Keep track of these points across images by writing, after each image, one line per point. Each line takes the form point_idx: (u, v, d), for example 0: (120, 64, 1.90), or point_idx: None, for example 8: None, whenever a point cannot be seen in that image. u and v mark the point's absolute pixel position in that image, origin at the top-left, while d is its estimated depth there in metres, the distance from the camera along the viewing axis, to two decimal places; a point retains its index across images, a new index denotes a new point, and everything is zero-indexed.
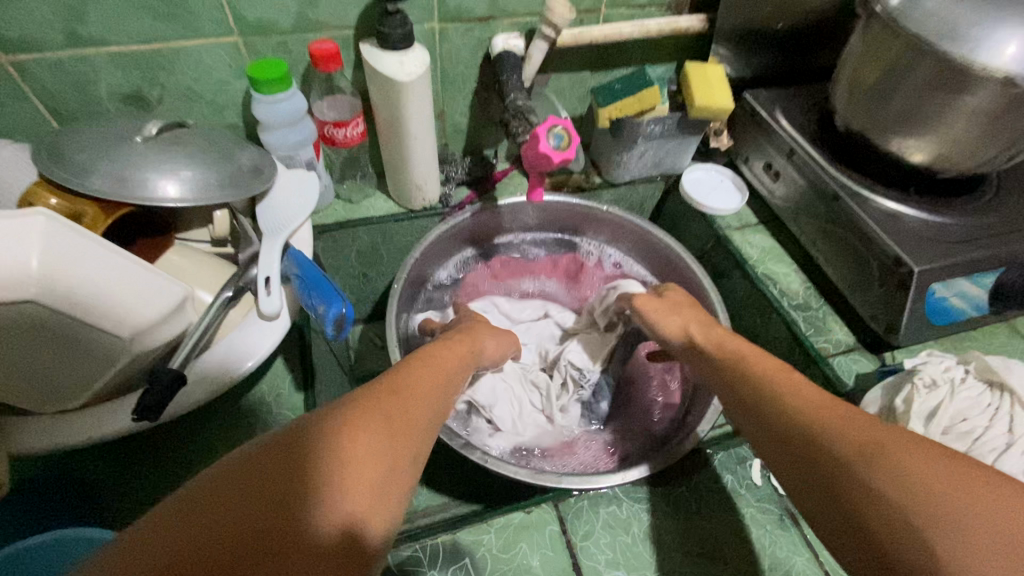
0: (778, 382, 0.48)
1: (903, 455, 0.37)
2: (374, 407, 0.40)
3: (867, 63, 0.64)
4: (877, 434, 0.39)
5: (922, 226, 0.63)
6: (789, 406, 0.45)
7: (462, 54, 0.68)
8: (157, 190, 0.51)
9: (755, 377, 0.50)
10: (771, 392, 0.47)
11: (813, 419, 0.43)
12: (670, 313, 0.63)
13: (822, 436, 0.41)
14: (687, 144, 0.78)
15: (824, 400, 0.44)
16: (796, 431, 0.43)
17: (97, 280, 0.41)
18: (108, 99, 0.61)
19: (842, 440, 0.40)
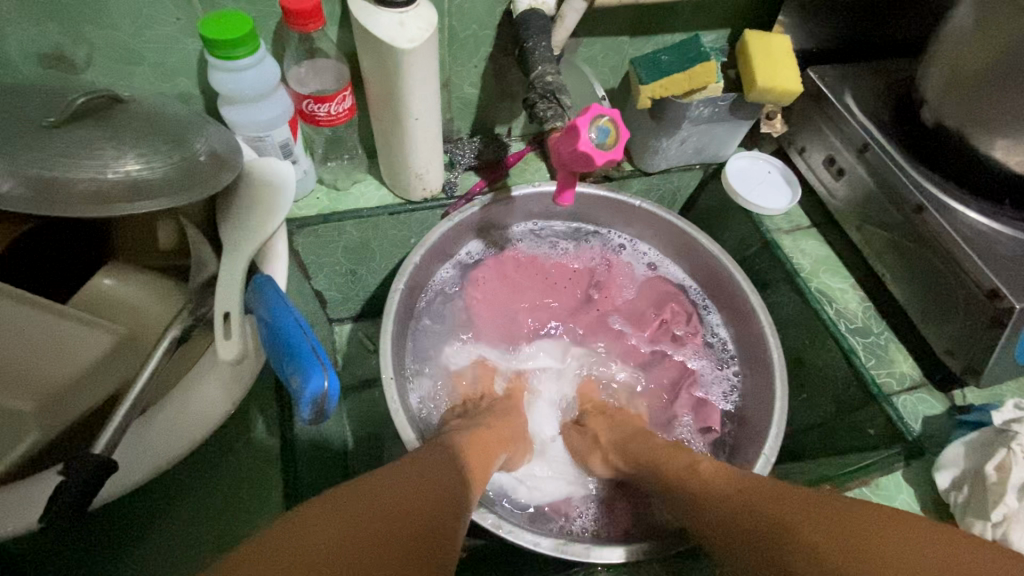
0: (687, 476, 0.47)
1: (802, 528, 0.37)
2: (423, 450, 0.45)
3: (970, 46, 0.52)
4: (774, 507, 0.40)
5: (1018, 248, 0.54)
6: (707, 490, 0.45)
7: (476, 10, 0.55)
8: (80, 195, 0.38)
9: (671, 477, 0.49)
10: (692, 484, 0.47)
11: (727, 499, 0.43)
12: (590, 445, 0.58)
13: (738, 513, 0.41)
14: (736, 129, 0.66)
15: (730, 481, 0.44)
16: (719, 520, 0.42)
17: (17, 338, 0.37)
18: (19, 60, 0.47)
19: (756, 509, 0.40)
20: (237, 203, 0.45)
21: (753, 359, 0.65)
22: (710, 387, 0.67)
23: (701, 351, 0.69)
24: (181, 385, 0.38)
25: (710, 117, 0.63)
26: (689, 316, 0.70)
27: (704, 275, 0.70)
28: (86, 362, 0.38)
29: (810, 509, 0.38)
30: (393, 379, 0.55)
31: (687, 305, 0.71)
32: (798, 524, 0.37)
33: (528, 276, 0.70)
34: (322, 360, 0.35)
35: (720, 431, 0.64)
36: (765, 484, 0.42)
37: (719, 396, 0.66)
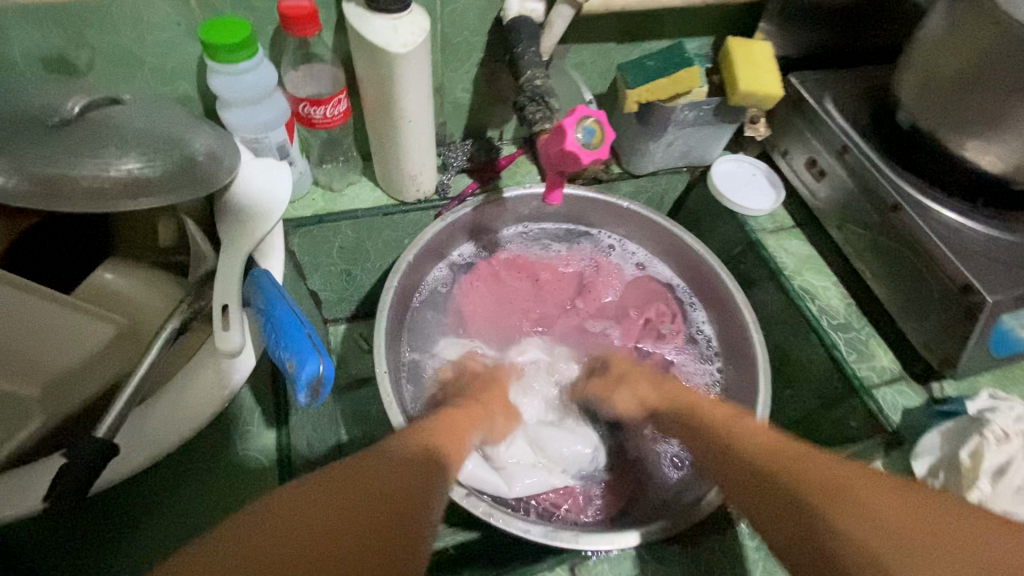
0: (735, 432, 0.47)
1: (862, 491, 0.37)
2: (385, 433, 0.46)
3: (944, 51, 0.54)
4: (835, 473, 0.39)
5: (990, 245, 0.56)
6: (757, 448, 0.44)
7: (468, 17, 0.57)
8: (81, 192, 0.40)
9: (714, 430, 0.49)
10: (736, 442, 0.46)
11: (780, 458, 0.42)
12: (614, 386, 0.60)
13: (793, 473, 0.40)
14: (721, 133, 0.68)
15: (782, 442, 0.44)
16: (766, 474, 0.41)
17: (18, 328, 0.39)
18: (22, 63, 0.48)
19: (811, 472, 0.39)
20: (232, 202, 0.46)
21: (737, 354, 0.66)
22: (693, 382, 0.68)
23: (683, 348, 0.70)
24: (179, 376, 0.39)
25: (694, 121, 0.66)
26: (674, 315, 0.72)
27: (689, 273, 0.72)
28: (90, 347, 0.41)
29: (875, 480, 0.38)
30: (387, 374, 0.56)
31: (674, 304, 0.72)
32: (858, 492, 0.37)
33: (519, 276, 0.72)
34: (318, 348, 0.37)
35: None
36: (822, 456, 0.41)
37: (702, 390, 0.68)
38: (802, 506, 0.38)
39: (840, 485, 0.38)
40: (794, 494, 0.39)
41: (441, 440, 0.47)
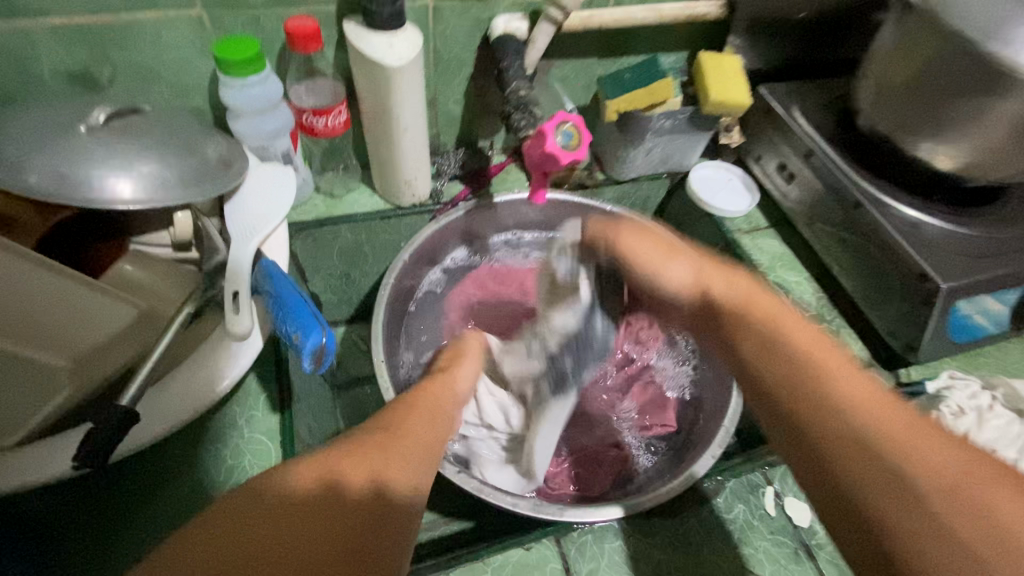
0: (823, 365, 0.40)
1: (978, 486, 0.33)
2: (365, 430, 0.41)
3: (896, 62, 0.59)
4: (903, 435, 0.35)
5: (946, 237, 0.60)
6: (825, 387, 0.39)
7: (458, 35, 0.62)
8: (106, 189, 0.44)
9: (800, 360, 0.41)
10: (809, 372, 0.40)
11: (844, 404, 0.38)
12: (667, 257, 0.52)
13: (839, 428, 0.37)
14: (697, 140, 0.73)
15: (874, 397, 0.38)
16: (814, 427, 0.38)
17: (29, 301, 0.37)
18: (50, 78, 0.53)
19: (873, 432, 0.36)
20: (241, 200, 0.51)
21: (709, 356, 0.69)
22: (669, 381, 0.71)
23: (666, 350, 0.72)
24: (194, 354, 0.43)
25: (672, 128, 0.70)
26: None
27: None
28: (110, 331, 0.40)
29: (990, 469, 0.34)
30: (384, 365, 0.60)
31: None
32: (920, 464, 0.34)
33: (504, 285, 0.76)
34: (321, 321, 0.41)
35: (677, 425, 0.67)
36: (897, 410, 0.37)
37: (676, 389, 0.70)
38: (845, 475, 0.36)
39: (907, 455, 0.34)
40: (841, 455, 0.36)
41: (418, 445, 0.41)
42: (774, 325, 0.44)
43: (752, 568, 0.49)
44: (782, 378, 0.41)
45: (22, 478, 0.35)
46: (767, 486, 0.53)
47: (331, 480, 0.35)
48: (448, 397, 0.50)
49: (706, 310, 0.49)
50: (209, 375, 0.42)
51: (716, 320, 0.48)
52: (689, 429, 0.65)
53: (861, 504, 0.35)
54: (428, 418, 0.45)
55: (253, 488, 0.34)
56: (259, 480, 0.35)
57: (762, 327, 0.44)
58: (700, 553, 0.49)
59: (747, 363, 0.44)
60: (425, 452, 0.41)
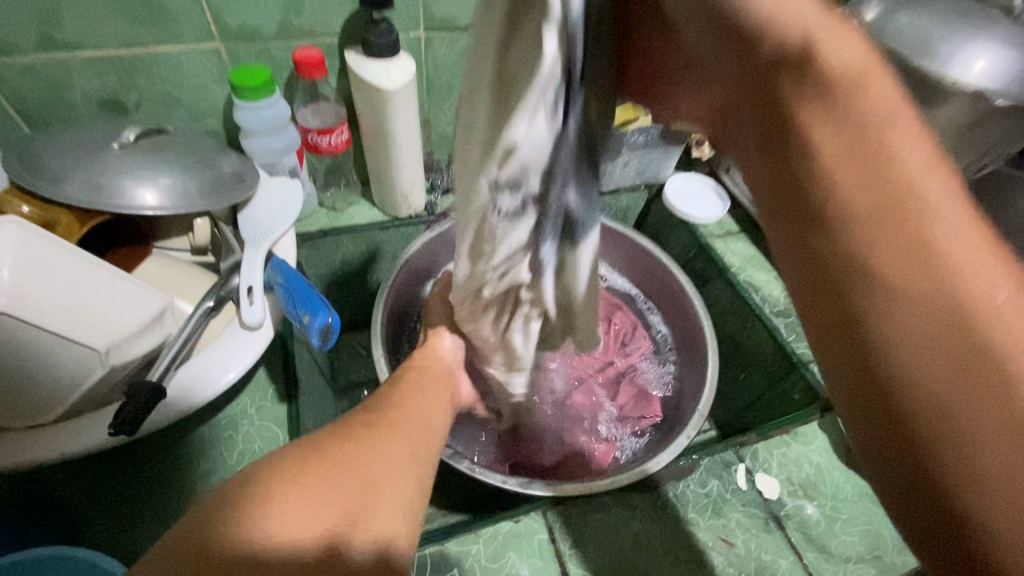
0: (935, 211, 0.25)
1: None
2: (351, 434, 0.38)
3: None
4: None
5: None
6: (929, 234, 0.25)
7: (448, 62, 0.69)
8: (134, 198, 0.49)
9: (918, 205, 0.25)
10: (912, 208, 0.25)
11: (958, 279, 0.24)
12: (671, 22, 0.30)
13: (963, 337, 0.24)
14: (670, 153, 0.80)
15: (976, 246, 0.25)
16: (907, 316, 0.25)
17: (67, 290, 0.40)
18: (83, 104, 0.59)
19: (987, 308, 0.24)
20: (255, 209, 0.57)
21: (690, 356, 0.73)
22: (651, 380, 0.76)
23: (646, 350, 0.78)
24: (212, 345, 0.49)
25: (645, 143, 0.77)
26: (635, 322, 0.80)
27: (653, 283, 0.79)
28: (144, 318, 0.43)
29: None
30: (384, 360, 0.64)
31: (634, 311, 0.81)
32: None
33: None
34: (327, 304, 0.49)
35: (662, 415, 0.71)
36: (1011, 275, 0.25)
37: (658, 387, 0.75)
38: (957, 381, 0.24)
39: (1015, 344, 0.24)
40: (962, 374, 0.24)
41: (404, 444, 0.40)
42: (899, 156, 0.26)
43: (726, 536, 0.52)
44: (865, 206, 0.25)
45: (61, 450, 0.42)
46: (739, 463, 0.57)
47: (331, 498, 0.32)
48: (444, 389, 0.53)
49: (773, 94, 0.26)
50: (224, 362, 0.48)
51: (783, 82, 0.26)
52: (672, 420, 0.70)
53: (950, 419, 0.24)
54: (407, 416, 0.44)
55: (239, 505, 0.30)
56: (245, 494, 0.31)
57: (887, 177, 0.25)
58: (676, 523, 0.53)
59: (834, 227, 0.26)
60: (412, 449, 0.40)
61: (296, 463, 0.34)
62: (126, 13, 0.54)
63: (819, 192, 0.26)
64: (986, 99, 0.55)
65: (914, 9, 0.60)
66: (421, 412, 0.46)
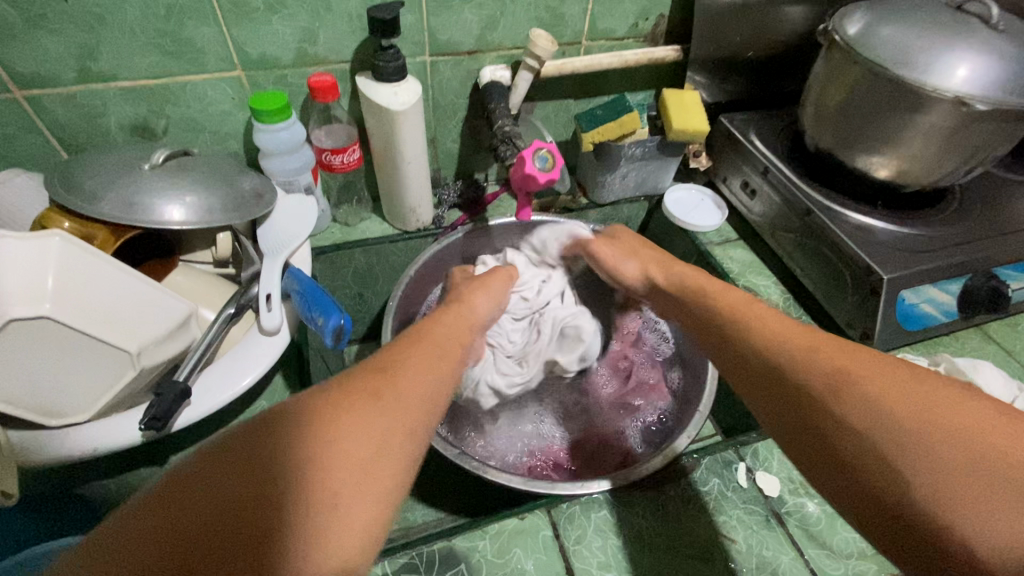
0: (748, 316, 0.47)
1: (859, 373, 0.37)
2: (351, 407, 0.35)
3: (830, 87, 0.69)
4: (842, 358, 0.39)
5: (889, 237, 0.67)
6: (754, 330, 0.45)
7: (452, 85, 0.73)
8: (163, 214, 0.53)
9: (735, 322, 0.48)
10: (736, 325, 0.47)
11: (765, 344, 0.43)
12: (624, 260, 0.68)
13: (807, 393, 0.38)
14: (668, 165, 0.83)
15: (786, 334, 0.43)
16: (749, 385, 0.43)
17: (106, 298, 0.44)
18: (116, 129, 0.64)
19: (792, 360, 0.41)
20: (273, 225, 0.60)
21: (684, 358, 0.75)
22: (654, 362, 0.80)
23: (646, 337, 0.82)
24: (231, 351, 0.51)
25: (642, 155, 0.80)
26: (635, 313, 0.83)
27: None
28: (172, 322, 0.47)
29: (873, 363, 0.38)
30: None
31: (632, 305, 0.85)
32: (829, 390, 0.37)
33: None
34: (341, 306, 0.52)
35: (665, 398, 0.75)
36: (870, 360, 0.38)
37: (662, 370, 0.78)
38: (834, 417, 0.36)
39: (820, 377, 0.38)
40: (809, 405, 0.38)
41: (404, 416, 0.37)
42: (724, 307, 0.50)
43: (727, 533, 0.53)
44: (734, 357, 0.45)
45: (95, 446, 0.43)
46: (740, 462, 0.58)
47: (326, 470, 0.31)
48: (466, 333, 0.53)
49: (672, 274, 0.61)
50: (238, 367, 0.50)
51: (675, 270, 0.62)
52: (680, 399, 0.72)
53: (867, 448, 0.34)
54: (419, 367, 0.43)
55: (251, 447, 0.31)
56: (259, 436, 0.31)
57: (746, 333, 0.46)
58: (681, 522, 0.54)
59: (721, 340, 0.48)
60: (411, 424, 0.37)
61: (297, 435, 0.32)
62: (156, 46, 0.59)
63: (706, 319, 0.52)
64: (968, 106, 0.57)
65: (896, 22, 0.62)
66: (434, 363, 0.44)
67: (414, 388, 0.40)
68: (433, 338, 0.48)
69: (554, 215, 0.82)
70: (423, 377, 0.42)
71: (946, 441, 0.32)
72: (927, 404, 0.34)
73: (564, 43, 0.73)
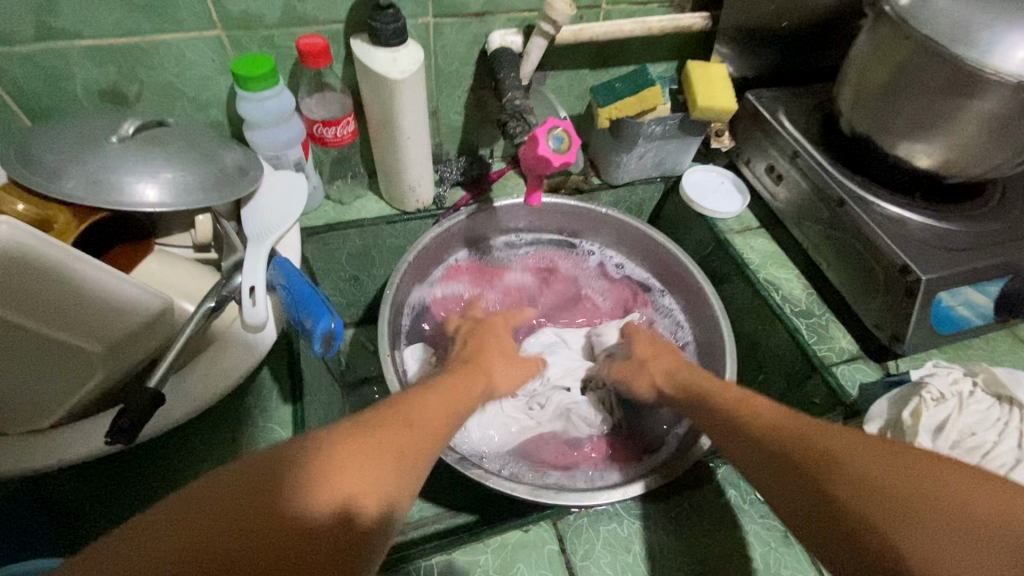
0: (727, 399, 0.50)
1: (835, 445, 0.39)
2: (364, 435, 0.36)
3: (873, 64, 0.62)
4: (818, 434, 0.41)
5: (926, 232, 0.62)
6: (732, 408, 0.49)
7: (457, 50, 0.66)
8: (134, 194, 0.47)
9: (715, 401, 0.51)
10: (722, 401, 0.50)
11: (746, 422, 0.46)
12: (636, 369, 0.62)
13: (796, 455, 0.40)
14: (688, 145, 0.77)
15: (771, 412, 0.45)
16: (741, 453, 0.45)
17: (66, 292, 0.39)
18: (84, 95, 0.58)
19: (776, 431, 0.43)
20: (259, 206, 0.55)
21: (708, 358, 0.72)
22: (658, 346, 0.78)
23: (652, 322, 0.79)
24: (213, 346, 0.46)
25: (662, 134, 0.73)
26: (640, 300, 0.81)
27: (667, 274, 0.79)
28: (138, 319, 0.41)
29: (852, 434, 0.40)
30: (389, 357, 0.62)
31: (641, 292, 0.81)
32: (810, 454, 0.39)
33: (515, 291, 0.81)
34: (331, 309, 0.47)
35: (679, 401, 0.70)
36: (848, 433, 0.40)
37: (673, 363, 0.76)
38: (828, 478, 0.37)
39: (800, 445, 0.41)
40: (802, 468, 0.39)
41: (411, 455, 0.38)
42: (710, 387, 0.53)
43: (743, 551, 0.50)
44: (733, 426, 0.47)
45: (59, 458, 0.39)
46: None
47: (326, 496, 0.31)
48: (474, 378, 0.55)
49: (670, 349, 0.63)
50: (223, 369, 0.46)
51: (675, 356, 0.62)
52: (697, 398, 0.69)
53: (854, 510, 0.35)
54: (426, 406, 0.44)
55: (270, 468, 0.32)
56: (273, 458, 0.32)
57: (732, 414, 0.48)
58: (695, 539, 0.50)
59: (712, 414, 0.50)
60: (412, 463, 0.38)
61: (308, 461, 0.33)
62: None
63: (691, 391, 0.55)
64: None
65: None
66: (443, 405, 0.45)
67: (421, 424, 0.41)
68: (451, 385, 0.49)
69: (564, 198, 0.77)
70: (428, 416, 0.43)
71: (920, 506, 0.33)
72: (907, 475, 0.35)
73: (582, 6, 0.66)
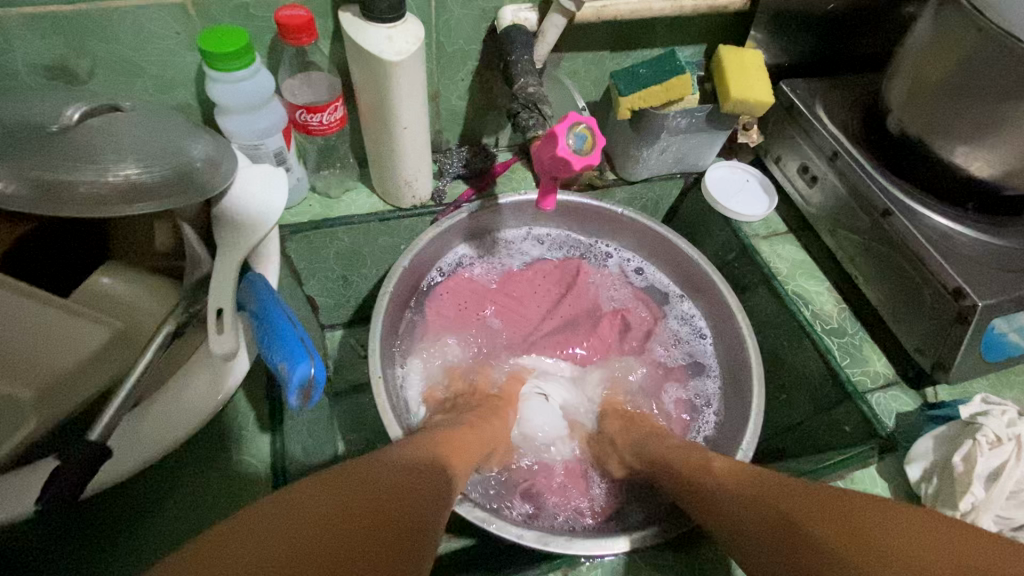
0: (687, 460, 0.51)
1: (790, 506, 0.40)
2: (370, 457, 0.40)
3: (931, 58, 0.55)
4: (776, 498, 0.41)
5: (978, 249, 0.56)
6: (689, 467, 0.50)
7: (462, 26, 0.58)
8: (82, 198, 0.40)
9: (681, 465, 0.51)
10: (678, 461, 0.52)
11: (698, 482, 0.48)
12: (609, 447, 0.60)
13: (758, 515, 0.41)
14: (714, 139, 0.69)
15: (725, 474, 0.47)
16: (706, 517, 0.45)
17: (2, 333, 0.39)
18: (25, 70, 0.49)
19: (727, 490, 0.45)
20: (234, 203, 0.46)
21: (734, 377, 0.67)
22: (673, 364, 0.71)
23: (671, 337, 0.73)
24: (174, 381, 0.40)
25: (687, 127, 0.66)
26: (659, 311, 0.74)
27: (685, 281, 0.73)
28: (82, 354, 0.41)
29: (804, 494, 0.41)
30: (381, 377, 0.56)
31: (661, 302, 0.75)
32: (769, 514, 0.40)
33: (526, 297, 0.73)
34: (309, 350, 0.39)
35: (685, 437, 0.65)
36: (799, 492, 0.41)
37: (692, 387, 0.70)
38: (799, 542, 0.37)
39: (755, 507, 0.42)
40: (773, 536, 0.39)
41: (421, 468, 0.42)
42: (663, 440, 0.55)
43: None
44: (694, 491, 0.48)
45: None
46: None
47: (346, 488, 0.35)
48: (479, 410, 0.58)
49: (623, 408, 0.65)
50: (185, 410, 0.39)
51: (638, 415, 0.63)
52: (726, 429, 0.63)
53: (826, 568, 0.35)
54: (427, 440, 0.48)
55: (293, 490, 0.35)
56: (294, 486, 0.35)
57: (688, 479, 0.49)
58: None
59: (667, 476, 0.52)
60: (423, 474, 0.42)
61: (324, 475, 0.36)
62: None
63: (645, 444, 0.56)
64: None
65: None
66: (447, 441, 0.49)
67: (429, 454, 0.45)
68: (480, 421, 0.56)
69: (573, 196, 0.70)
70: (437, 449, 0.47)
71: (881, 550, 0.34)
72: (863, 527, 0.35)
73: None
